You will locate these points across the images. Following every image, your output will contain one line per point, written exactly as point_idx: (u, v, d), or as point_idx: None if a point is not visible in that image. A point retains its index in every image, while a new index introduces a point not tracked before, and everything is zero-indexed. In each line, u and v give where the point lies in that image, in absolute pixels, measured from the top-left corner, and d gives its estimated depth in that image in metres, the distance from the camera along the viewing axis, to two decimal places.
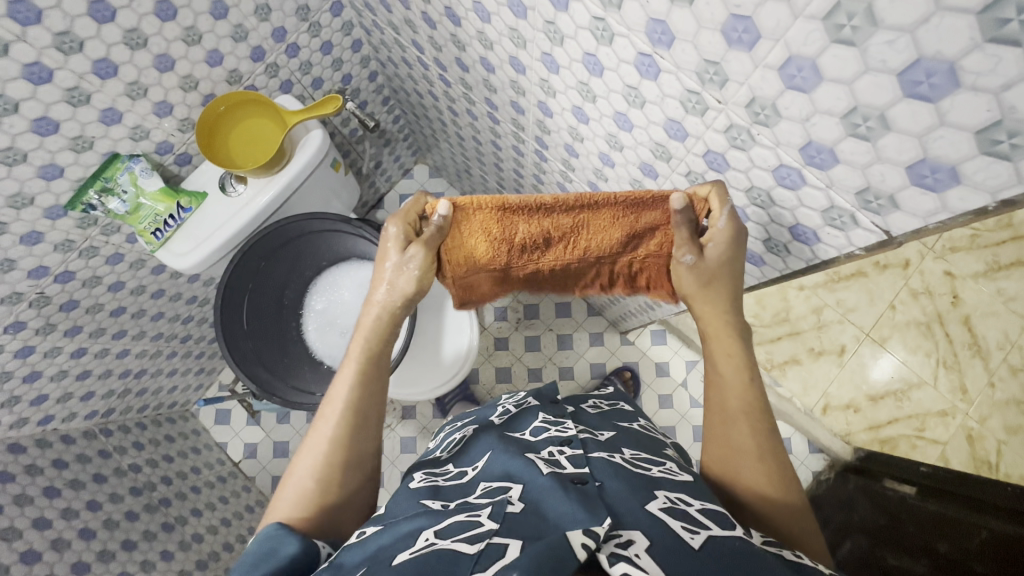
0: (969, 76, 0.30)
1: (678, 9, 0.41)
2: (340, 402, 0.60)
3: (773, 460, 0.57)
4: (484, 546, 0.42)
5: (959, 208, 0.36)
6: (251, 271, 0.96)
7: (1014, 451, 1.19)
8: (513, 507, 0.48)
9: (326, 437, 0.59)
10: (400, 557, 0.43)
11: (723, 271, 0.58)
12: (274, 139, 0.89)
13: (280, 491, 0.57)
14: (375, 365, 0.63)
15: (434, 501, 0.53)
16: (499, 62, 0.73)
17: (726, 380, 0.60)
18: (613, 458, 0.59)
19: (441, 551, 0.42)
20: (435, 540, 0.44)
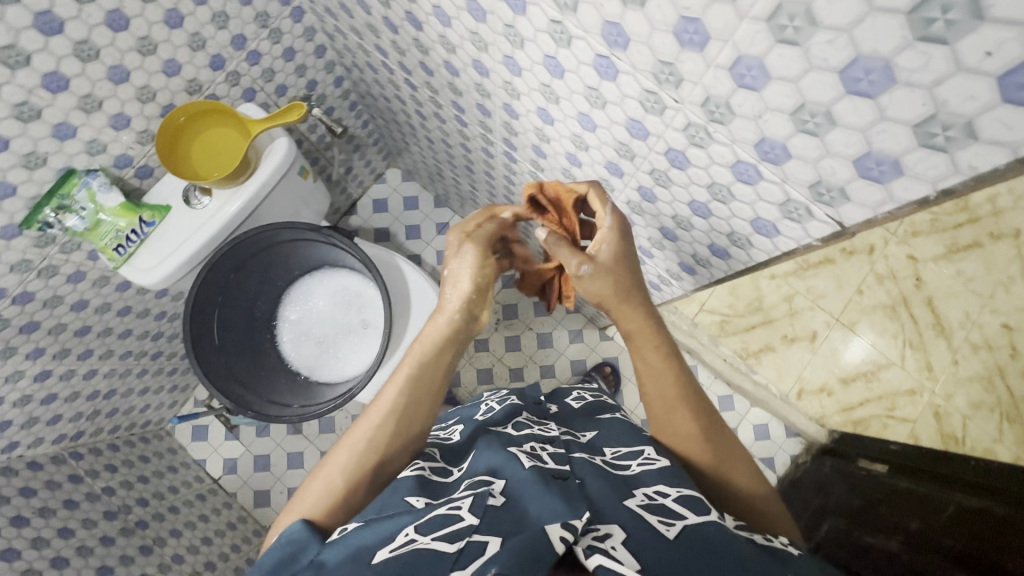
0: (904, 73, 0.30)
1: (631, 11, 0.42)
2: (390, 400, 0.60)
3: (718, 441, 0.60)
4: (464, 545, 0.42)
5: (906, 198, 0.38)
6: (219, 284, 0.94)
7: (978, 425, 1.24)
8: (495, 502, 0.48)
9: (366, 435, 0.58)
10: (379, 555, 0.43)
11: (621, 266, 0.61)
12: (239, 147, 0.87)
13: (308, 485, 0.57)
14: (429, 369, 0.63)
15: (417, 496, 0.51)
16: (462, 65, 0.73)
17: (657, 373, 0.62)
18: (592, 459, 0.59)
19: (420, 550, 0.42)
20: (415, 535, 0.44)
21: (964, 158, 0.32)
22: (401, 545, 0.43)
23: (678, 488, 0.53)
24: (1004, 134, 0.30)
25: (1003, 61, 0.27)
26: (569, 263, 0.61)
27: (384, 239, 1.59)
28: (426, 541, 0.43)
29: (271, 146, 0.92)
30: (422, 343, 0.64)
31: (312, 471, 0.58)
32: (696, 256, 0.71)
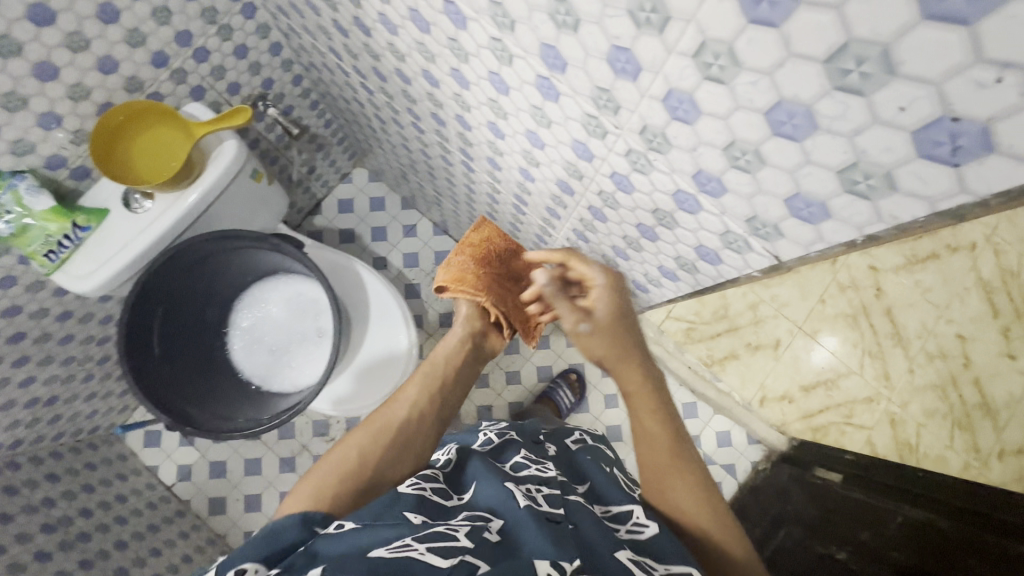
0: (825, 120, 0.29)
1: (566, 35, 0.40)
2: (405, 400, 0.65)
3: (715, 515, 0.56)
4: (456, 562, 0.42)
5: (834, 239, 0.37)
6: (162, 294, 0.89)
7: (931, 433, 1.24)
8: (491, 537, 0.47)
9: (379, 424, 0.61)
10: (376, 551, 0.43)
11: (619, 324, 0.62)
12: (182, 144, 0.83)
13: (311, 474, 0.56)
14: (441, 376, 0.68)
15: (416, 514, 0.50)
16: (413, 74, 0.70)
17: (651, 434, 0.60)
18: (571, 499, 0.55)
19: (412, 560, 0.41)
20: (411, 542, 0.44)
21: (885, 208, 0.32)
22: (400, 550, 0.42)
23: (666, 565, 0.50)
24: (920, 187, 0.29)
25: (915, 117, 0.26)
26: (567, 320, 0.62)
27: (349, 240, 1.55)
28: (421, 551, 0.42)
29: (214, 142, 0.88)
30: (436, 357, 0.71)
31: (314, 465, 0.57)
32: (649, 275, 0.70)
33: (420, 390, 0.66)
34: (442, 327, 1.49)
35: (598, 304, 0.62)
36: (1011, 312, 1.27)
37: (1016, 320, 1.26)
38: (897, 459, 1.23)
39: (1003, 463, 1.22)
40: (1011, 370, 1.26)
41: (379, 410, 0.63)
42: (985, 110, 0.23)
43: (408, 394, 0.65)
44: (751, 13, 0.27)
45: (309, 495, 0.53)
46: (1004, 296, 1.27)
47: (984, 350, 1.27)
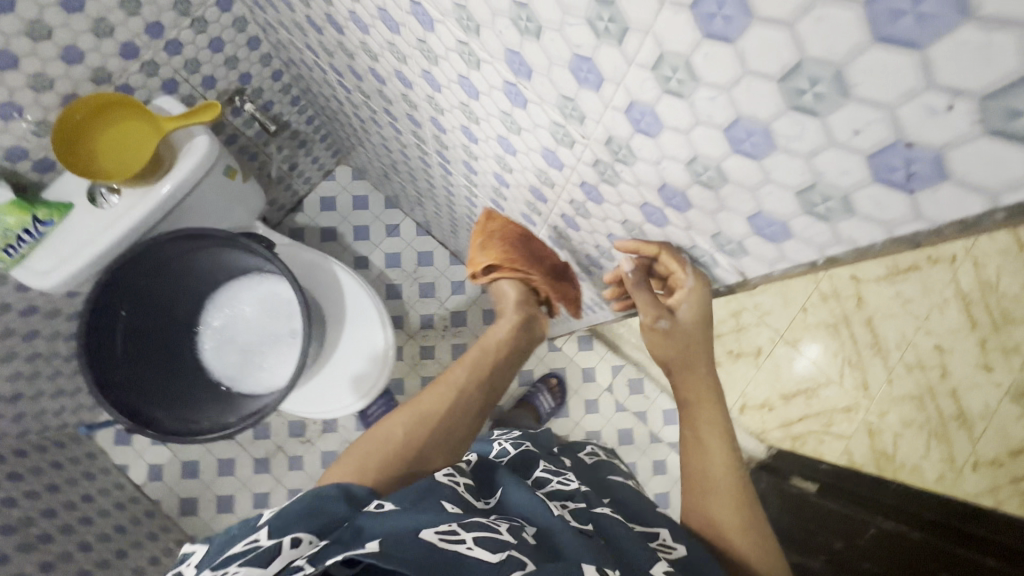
0: (782, 140, 0.29)
1: (529, 41, 0.39)
2: (453, 383, 0.62)
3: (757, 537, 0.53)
4: (506, 557, 0.40)
5: (796, 259, 0.37)
6: (125, 292, 0.87)
7: (908, 442, 1.25)
8: (529, 537, 0.45)
9: (427, 406, 0.59)
10: (425, 531, 0.41)
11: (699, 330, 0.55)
12: (150, 137, 0.81)
13: (357, 446, 0.55)
14: (490, 363, 0.65)
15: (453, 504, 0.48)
16: (386, 74, 0.69)
17: (704, 443, 0.55)
18: (600, 511, 0.54)
19: (460, 554, 0.40)
20: (459, 531, 0.42)
21: (844, 230, 0.31)
22: (449, 540, 0.41)
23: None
24: (877, 212, 0.28)
25: (870, 140, 0.25)
26: (645, 313, 0.55)
27: (330, 239, 1.52)
28: (469, 545, 0.41)
29: (185, 134, 0.85)
30: (484, 342, 0.68)
31: (362, 436, 0.57)
32: None
33: (468, 374, 0.63)
34: (423, 328, 1.47)
35: (684, 310, 0.53)
36: (988, 323, 1.27)
37: (994, 332, 1.26)
38: (874, 469, 1.24)
39: (977, 473, 1.22)
40: (987, 382, 1.26)
41: (426, 390, 0.62)
42: (939, 137, 0.22)
43: (456, 378, 0.63)
44: (706, 28, 0.26)
45: (355, 467, 0.52)
46: (982, 308, 1.27)
47: (962, 361, 1.27)
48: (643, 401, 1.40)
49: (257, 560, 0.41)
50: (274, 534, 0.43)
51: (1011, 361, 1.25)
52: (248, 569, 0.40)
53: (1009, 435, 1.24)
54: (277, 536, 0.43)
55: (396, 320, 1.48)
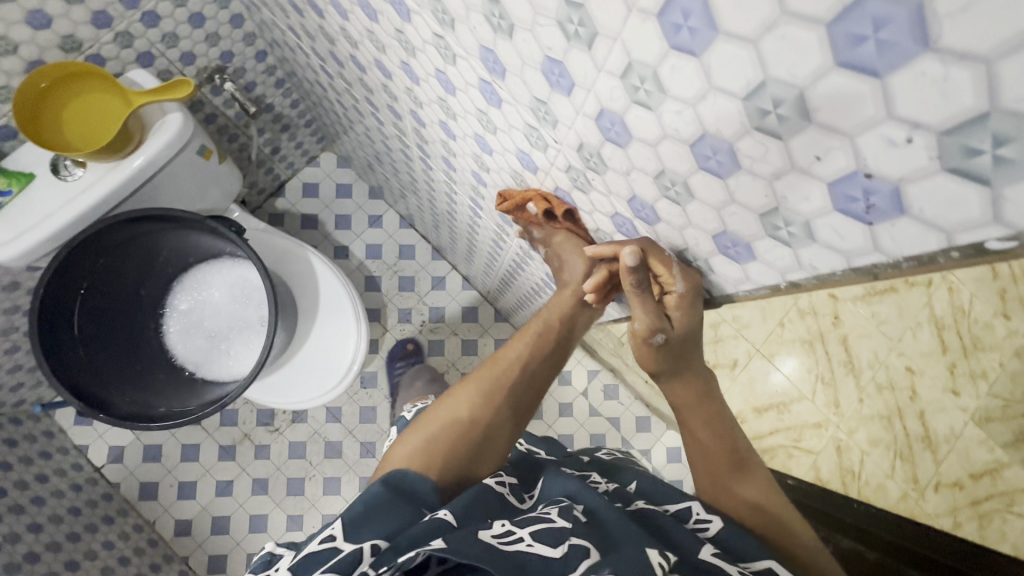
0: (746, 160, 0.28)
1: (502, 40, 0.37)
2: (514, 359, 0.59)
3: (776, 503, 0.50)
4: (568, 548, 0.39)
5: (759, 281, 0.36)
6: (86, 270, 0.84)
7: (874, 461, 1.27)
8: (580, 515, 0.44)
9: (489, 384, 0.57)
10: (483, 536, 0.41)
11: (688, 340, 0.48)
12: (117, 107, 0.78)
13: (423, 427, 0.55)
14: (557, 333, 0.60)
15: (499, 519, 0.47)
16: (367, 63, 0.67)
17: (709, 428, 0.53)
18: (640, 505, 0.50)
19: (520, 552, 0.39)
20: (516, 531, 0.42)
21: (805, 256, 0.30)
22: (507, 541, 0.40)
23: (745, 563, 0.45)
24: (837, 241, 0.27)
25: (832, 168, 0.24)
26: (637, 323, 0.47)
27: (311, 226, 1.49)
28: (528, 542, 0.40)
29: (155, 108, 0.83)
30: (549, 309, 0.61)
31: (428, 412, 0.57)
32: None
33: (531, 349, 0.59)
34: (400, 322, 1.45)
35: (679, 313, 0.46)
36: (959, 348, 1.28)
37: (964, 357, 1.27)
38: (839, 484, 1.25)
39: (938, 493, 1.24)
40: (954, 406, 1.27)
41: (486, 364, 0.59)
42: (898, 170, 0.22)
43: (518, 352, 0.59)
44: (673, 38, 0.25)
45: (421, 452, 0.53)
46: (954, 333, 1.28)
47: (931, 385, 1.28)
48: (617, 407, 1.40)
49: (340, 564, 0.43)
50: (350, 537, 0.46)
51: (977, 386, 1.26)
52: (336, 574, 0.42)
53: (971, 458, 1.25)
54: (354, 541, 0.45)
55: (372, 312, 1.46)
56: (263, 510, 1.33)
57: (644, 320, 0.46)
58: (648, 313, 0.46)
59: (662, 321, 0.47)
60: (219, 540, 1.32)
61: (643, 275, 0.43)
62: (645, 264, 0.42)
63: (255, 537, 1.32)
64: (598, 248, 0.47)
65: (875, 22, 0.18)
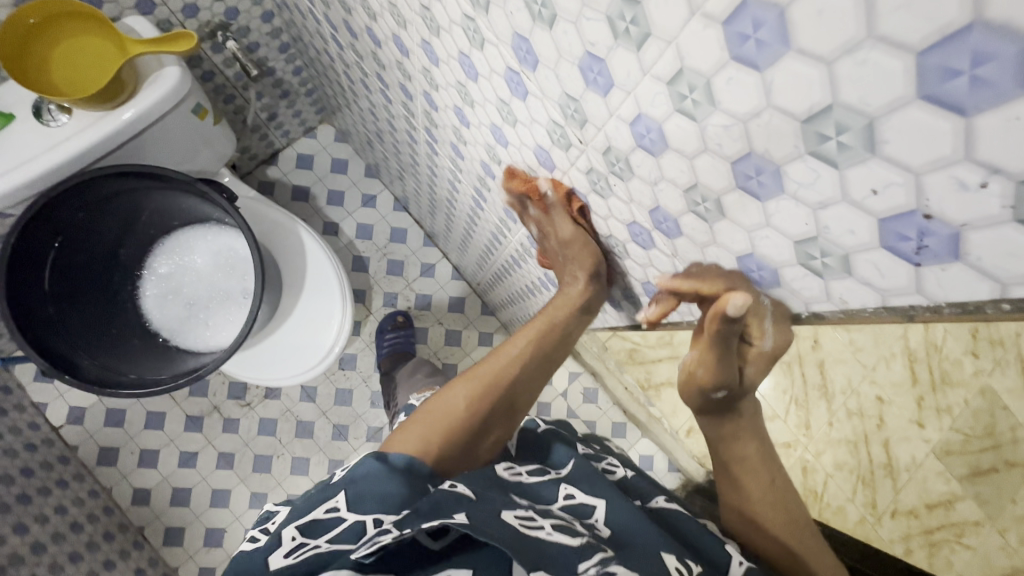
0: (792, 184, 0.27)
1: (540, 29, 0.35)
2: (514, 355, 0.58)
3: (782, 507, 0.52)
4: (585, 542, 0.42)
5: (779, 307, 0.36)
6: (61, 223, 0.79)
7: (838, 484, 1.29)
8: (602, 531, 0.47)
9: (487, 381, 0.56)
10: (506, 514, 0.43)
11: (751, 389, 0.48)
12: (105, 48, 0.73)
13: (421, 415, 0.54)
14: (558, 331, 0.60)
15: (521, 499, 0.48)
16: (383, 37, 0.64)
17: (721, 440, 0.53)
18: (659, 503, 0.56)
19: (541, 539, 0.41)
20: (538, 519, 0.44)
21: (836, 289, 0.29)
22: (530, 526, 0.42)
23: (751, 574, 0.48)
24: (876, 278, 0.27)
25: (886, 205, 0.23)
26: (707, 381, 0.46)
27: (302, 198, 1.45)
28: (549, 530, 0.42)
29: (149, 58, 0.78)
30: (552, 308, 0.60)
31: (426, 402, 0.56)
32: None
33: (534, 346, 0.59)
34: (385, 306, 1.43)
35: (753, 368, 0.45)
36: (928, 382, 1.31)
37: (931, 390, 1.31)
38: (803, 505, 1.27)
39: (895, 521, 1.27)
40: (918, 437, 1.30)
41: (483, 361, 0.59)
42: (963, 215, 0.21)
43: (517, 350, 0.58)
44: (736, 49, 0.24)
45: (419, 436, 0.52)
46: (925, 367, 1.31)
47: (898, 415, 1.31)
48: (594, 411, 1.39)
49: (345, 537, 0.43)
50: (354, 507, 0.44)
51: (942, 421, 1.30)
52: (341, 545, 0.42)
53: (928, 488, 1.28)
54: (357, 512, 0.44)
55: (357, 293, 1.42)
56: (227, 483, 1.29)
57: (717, 374, 0.45)
58: (724, 368, 0.44)
59: (735, 377, 0.45)
60: (178, 512, 1.28)
61: (736, 318, 0.39)
62: (744, 309, 0.38)
63: (216, 512, 1.28)
64: (680, 281, 0.42)
65: (975, 57, 0.17)
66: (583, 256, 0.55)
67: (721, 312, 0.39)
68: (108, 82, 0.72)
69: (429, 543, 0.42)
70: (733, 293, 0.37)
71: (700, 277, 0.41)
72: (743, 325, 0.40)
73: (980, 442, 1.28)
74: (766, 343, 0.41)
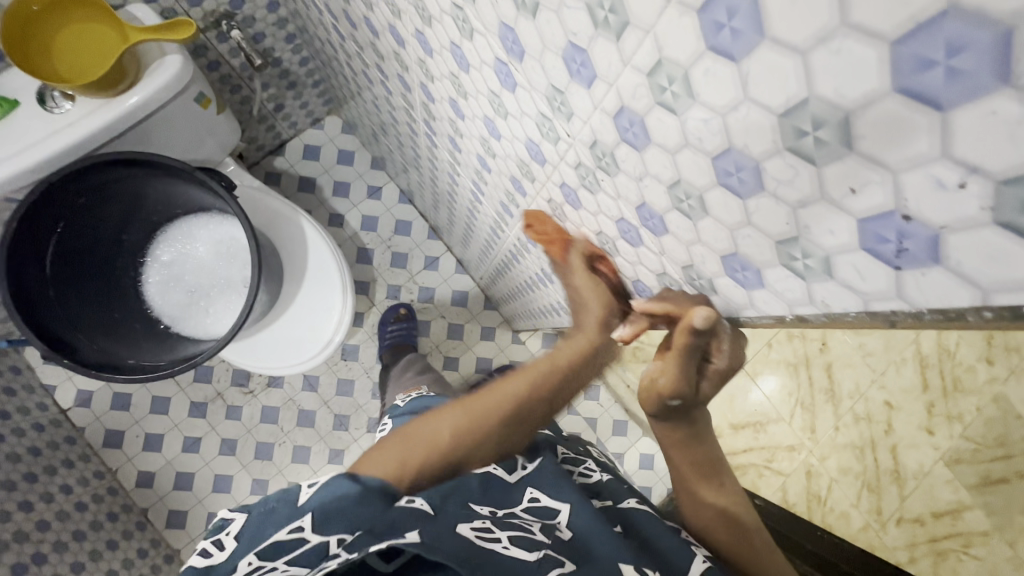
0: (771, 182, 0.25)
1: (524, 19, 0.35)
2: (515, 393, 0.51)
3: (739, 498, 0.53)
4: (542, 556, 0.43)
5: (764, 310, 0.35)
6: (64, 207, 0.80)
7: (842, 488, 1.27)
8: (563, 535, 0.48)
9: (483, 411, 0.51)
10: (460, 527, 0.44)
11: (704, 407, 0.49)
12: (106, 36, 0.73)
13: (403, 436, 0.50)
14: (571, 371, 0.52)
15: (480, 505, 0.49)
16: (380, 27, 0.64)
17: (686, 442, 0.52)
18: (628, 504, 0.57)
19: (497, 552, 0.42)
20: (495, 532, 0.44)
21: (818, 292, 0.28)
22: (486, 539, 0.43)
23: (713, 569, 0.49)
24: (857, 281, 0.25)
25: (866, 204, 0.22)
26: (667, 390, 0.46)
27: (308, 189, 1.45)
28: (505, 544, 0.43)
29: (152, 46, 0.78)
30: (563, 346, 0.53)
31: (411, 421, 0.52)
32: None
33: (536, 391, 0.51)
34: (388, 298, 1.43)
35: (709, 383, 0.46)
36: (939, 389, 1.28)
37: (943, 398, 1.27)
38: (804, 508, 1.25)
39: (899, 527, 1.25)
40: (926, 444, 1.27)
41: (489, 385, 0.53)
42: (942, 216, 0.20)
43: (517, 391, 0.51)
44: (712, 39, 0.23)
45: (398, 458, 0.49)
46: (936, 373, 1.28)
47: (907, 421, 1.28)
48: (595, 408, 1.38)
49: (305, 558, 0.41)
50: (318, 527, 0.43)
51: (952, 428, 1.27)
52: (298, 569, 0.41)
53: (936, 497, 1.25)
54: (321, 532, 0.42)
55: (361, 285, 1.43)
56: (230, 469, 1.31)
57: (674, 386, 0.46)
58: (682, 380, 0.45)
59: (691, 390, 0.46)
60: (181, 495, 1.30)
61: (703, 337, 0.42)
62: (710, 329, 0.41)
63: (218, 497, 1.30)
64: (649, 303, 0.44)
65: (948, 48, 0.16)
66: (594, 304, 0.54)
67: (687, 330, 0.41)
68: (110, 68, 0.72)
69: (382, 565, 0.43)
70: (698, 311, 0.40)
71: (666, 297, 0.44)
72: (708, 343, 0.43)
73: (991, 451, 1.25)
74: (721, 364, 0.45)
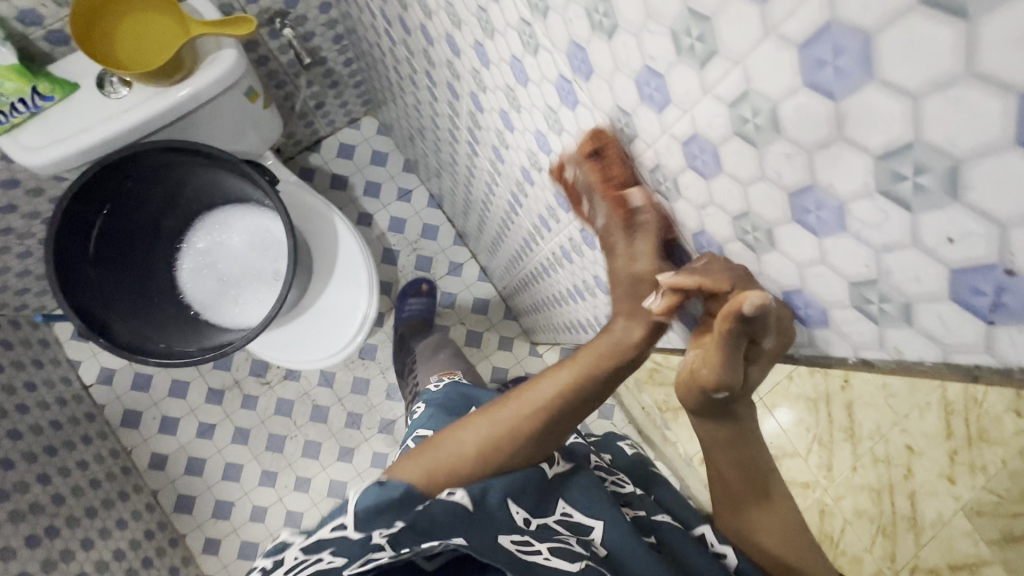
0: (855, 223, 0.25)
1: (599, 39, 0.34)
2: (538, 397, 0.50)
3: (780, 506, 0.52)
4: (583, 566, 0.45)
5: (823, 349, 0.34)
6: (111, 190, 0.82)
7: (856, 532, 1.22)
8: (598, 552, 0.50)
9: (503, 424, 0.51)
10: (503, 539, 0.47)
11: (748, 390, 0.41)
12: (167, 27, 0.75)
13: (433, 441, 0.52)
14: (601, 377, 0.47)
15: (519, 508, 0.51)
16: (437, 36, 0.64)
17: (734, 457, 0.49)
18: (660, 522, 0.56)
19: (540, 565, 0.45)
20: (534, 544, 0.47)
21: (891, 337, 0.28)
22: (527, 552, 0.46)
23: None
24: (938, 331, 0.25)
25: (962, 254, 0.21)
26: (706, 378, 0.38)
27: (339, 187, 1.47)
28: (545, 556, 0.46)
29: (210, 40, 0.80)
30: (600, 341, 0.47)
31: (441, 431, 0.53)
32: None
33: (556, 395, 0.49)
34: None
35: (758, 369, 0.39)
36: (963, 437, 1.24)
37: (966, 446, 1.24)
38: None
39: None
40: (946, 493, 1.23)
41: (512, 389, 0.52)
42: None
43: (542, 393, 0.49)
44: (810, 75, 0.22)
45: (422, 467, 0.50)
46: (960, 420, 1.25)
47: (928, 467, 1.24)
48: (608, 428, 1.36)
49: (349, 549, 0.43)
50: (359, 527, 0.44)
51: (974, 478, 1.23)
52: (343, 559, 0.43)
53: (953, 548, 1.21)
54: (363, 528, 0.44)
55: (385, 286, 1.44)
56: (240, 458, 1.32)
57: (722, 380, 0.38)
58: (730, 373, 0.37)
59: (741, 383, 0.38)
60: (190, 481, 1.31)
61: (749, 326, 0.33)
62: (760, 316, 0.32)
63: (226, 486, 1.31)
64: (678, 277, 0.36)
65: None
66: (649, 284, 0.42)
67: (730, 315, 0.33)
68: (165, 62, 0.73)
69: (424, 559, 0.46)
70: (748, 295, 0.32)
71: (698, 270, 0.36)
72: (755, 328, 0.34)
73: (1014, 506, 1.21)
74: (768, 343, 0.36)
